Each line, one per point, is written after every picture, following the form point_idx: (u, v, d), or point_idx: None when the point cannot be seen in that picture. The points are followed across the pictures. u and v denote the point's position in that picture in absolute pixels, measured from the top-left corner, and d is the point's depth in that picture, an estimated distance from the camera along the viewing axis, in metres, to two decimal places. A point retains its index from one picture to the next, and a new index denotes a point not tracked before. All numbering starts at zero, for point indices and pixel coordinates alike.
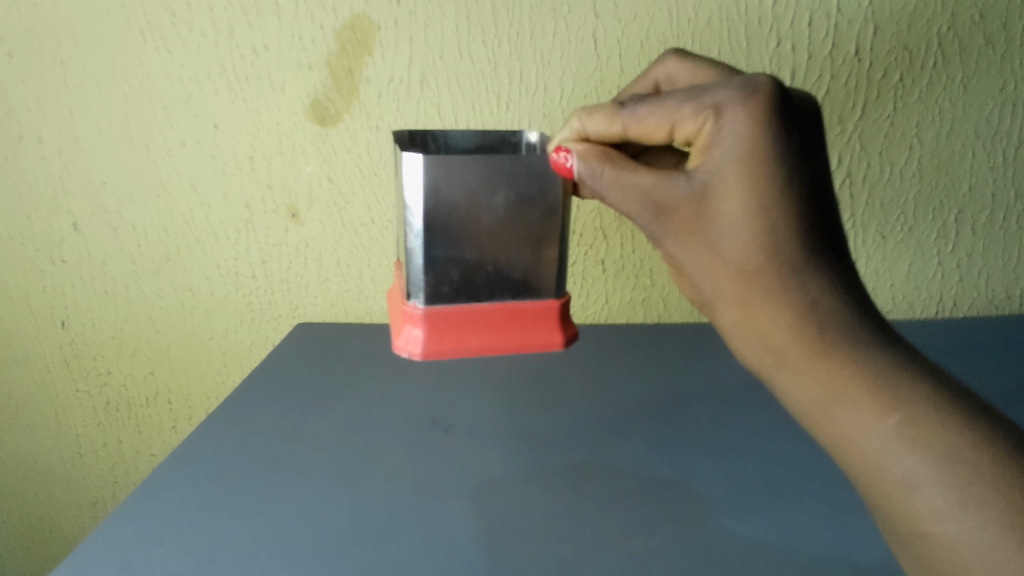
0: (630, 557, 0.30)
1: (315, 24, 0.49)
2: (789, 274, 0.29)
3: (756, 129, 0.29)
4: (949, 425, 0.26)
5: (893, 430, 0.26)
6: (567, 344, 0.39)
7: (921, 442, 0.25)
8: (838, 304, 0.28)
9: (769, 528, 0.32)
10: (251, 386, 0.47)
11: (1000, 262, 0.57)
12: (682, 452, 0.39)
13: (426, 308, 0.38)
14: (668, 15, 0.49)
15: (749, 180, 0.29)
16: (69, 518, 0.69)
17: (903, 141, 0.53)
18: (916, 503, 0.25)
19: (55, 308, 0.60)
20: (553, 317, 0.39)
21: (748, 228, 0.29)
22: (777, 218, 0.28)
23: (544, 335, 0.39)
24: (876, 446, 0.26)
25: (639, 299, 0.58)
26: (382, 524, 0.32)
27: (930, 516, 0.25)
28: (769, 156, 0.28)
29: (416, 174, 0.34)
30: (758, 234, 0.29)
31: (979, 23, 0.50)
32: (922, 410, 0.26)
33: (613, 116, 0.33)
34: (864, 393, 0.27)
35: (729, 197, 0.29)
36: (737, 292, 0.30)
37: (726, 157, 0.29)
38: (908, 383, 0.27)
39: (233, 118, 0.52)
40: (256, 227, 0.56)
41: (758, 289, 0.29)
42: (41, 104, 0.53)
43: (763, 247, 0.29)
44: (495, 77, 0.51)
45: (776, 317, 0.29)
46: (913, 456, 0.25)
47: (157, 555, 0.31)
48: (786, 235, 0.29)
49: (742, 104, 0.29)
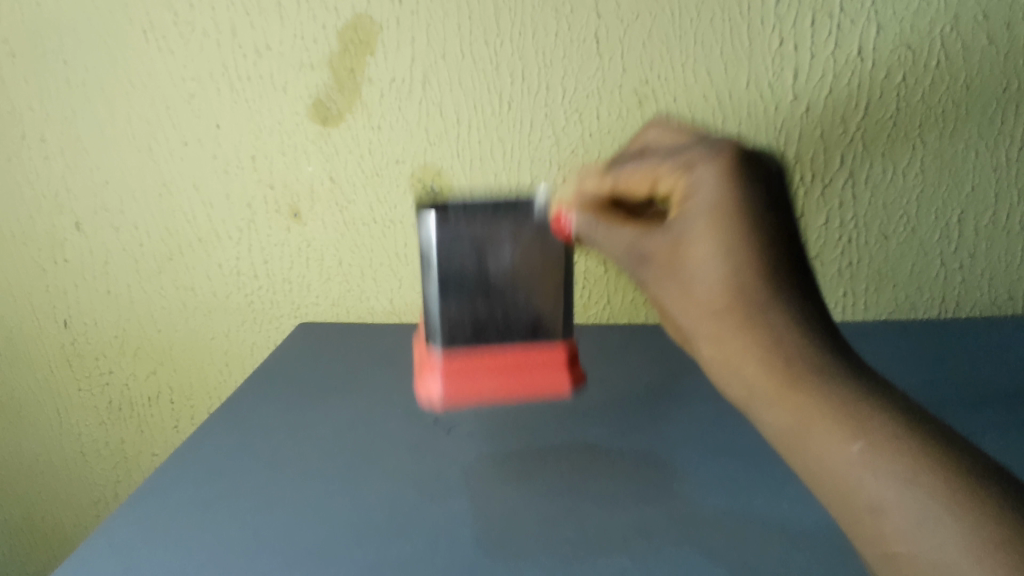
0: (632, 558, 0.30)
1: (317, 23, 0.49)
2: (754, 312, 0.29)
3: (724, 183, 0.30)
4: (910, 450, 0.25)
5: (855, 456, 0.26)
6: (573, 387, 0.40)
7: (883, 465, 0.25)
8: (804, 337, 0.28)
9: (773, 529, 0.32)
10: (254, 385, 0.47)
11: (1003, 263, 0.56)
12: (683, 453, 0.38)
13: (444, 353, 0.39)
14: (669, 14, 0.49)
15: (716, 222, 0.29)
16: (71, 518, 0.69)
17: (906, 142, 0.53)
18: (876, 520, 0.25)
19: (57, 308, 0.60)
20: (558, 359, 0.40)
21: (718, 267, 0.29)
22: (745, 259, 0.29)
23: (550, 380, 0.40)
24: (841, 470, 0.26)
25: (640, 299, 0.58)
26: (382, 528, 0.32)
27: (893, 535, 0.25)
28: (735, 206, 0.29)
29: (428, 229, 0.39)
30: (726, 275, 0.29)
31: (983, 23, 0.50)
32: (884, 434, 0.26)
33: (604, 178, 0.35)
34: (829, 419, 0.27)
35: (698, 237, 0.30)
36: (711, 329, 0.30)
37: (697, 205, 0.30)
38: (873, 413, 0.26)
39: (234, 118, 0.53)
40: (257, 227, 0.56)
41: (729, 332, 0.29)
42: (43, 104, 0.53)
43: (731, 288, 0.29)
44: (497, 77, 0.51)
45: (746, 355, 0.29)
46: (872, 478, 0.25)
47: (156, 557, 0.31)
48: (752, 275, 0.29)
49: (711, 162, 0.30)
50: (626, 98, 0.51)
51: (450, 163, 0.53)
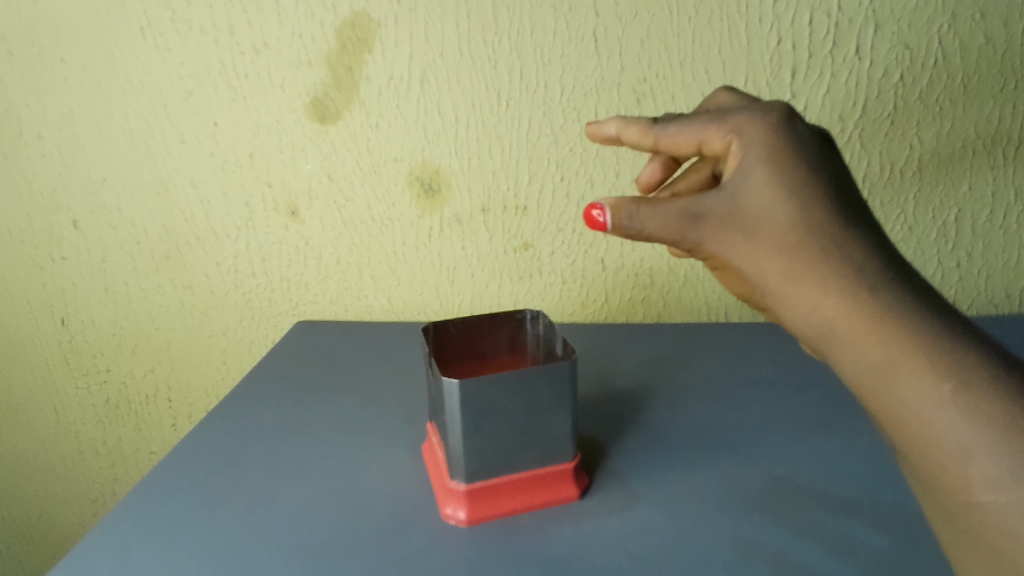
0: (630, 557, 0.30)
1: (315, 22, 0.49)
2: (829, 240, 0.23)
3: (779, 131, 0.25)
4: (1022, 401, 0.19)
5: (946, 396, 0.20)
6: (575, 487, 0.34)
7: (978, 408, 0.19)
8: (890, 264, 0.22)
9: (773, 526, 0.32)
10: (252, 384, 0.47)
11: (1000, 261, 0.56)
12: (682, 449, 0.38)
13: (466, 485, 0.33)
14: (668, 13, 0.49)
15: (772, 167, 0.24)
16: (69, 516, 0.69)
17: (904, 141, 0.53)
18: (962, 469, 0.20)
19: (55, 306, 0.60)
20: (558, 464, 0.34)
21: (787, 215, 0.23)
22: (810, 194, 0.24)
23: (550, 483, 0.34)
24: (925, 416, 0.20)
25: (638, 298, 0.57)
26: (381, 528, 0.32)
27: (984, 488, 0.19)
28: (792, 150, 0.24)
29: None
30: (796, 210, 0.23)
31: (979, 23, 0.50)
32: (983, 375, 0.20)
33: (646, 129, 0.28)
34: (916, 358, 0.21)
35: (755, 190, 0.24)
36: (781, 272, 0.23)
37: (750, 158, 0.25)
38: (972, 351, 0.20)
39: (232, 116, 0.52)
40: (256, 225, 0.56)
41: (802, 264, 0.23)
42: (40, 102, 0.53)
43: (801, 226, 0.23)
44: (495, 75, 0.51)
45: (826, 287, 0.22)
46: (966, 424, 0.19)
47: (156, 556, 0.31)
48: (819, 209, 0.23)
49: (762, 117, 0.25)
50: (624, 96, 0.51)
51: (447, 161, 0.53)
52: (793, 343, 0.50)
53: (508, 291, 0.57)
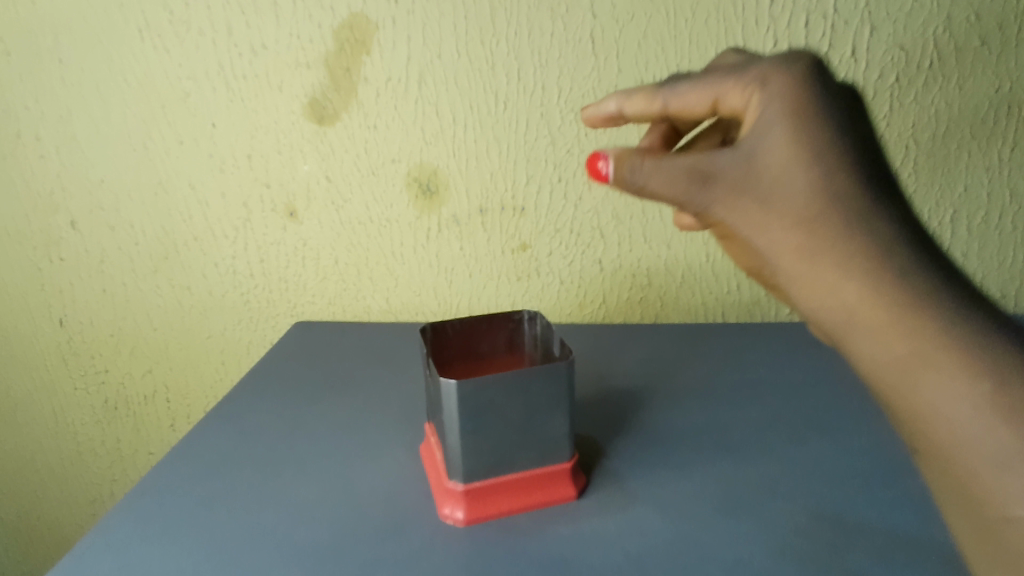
0: (627, 557, 0.30)
1: (313, 23, 0.50)
2: (854, 216, 0.22)
3: (803, 90, 0.23)
4: None
5: (970, 393, 0.20)
6: (571, 486, 0.34)
7: (1003, 408, 0.19)
8: (915, 247, 0.21)
9: (769, 526, 0.32)
10: (250, 384, 0.47)
11: (995, 262, 0.57)
12: (679, 449, 0.38)
13: (464, 485, 0.33)
14: (665, 15, 0.50)
15: (794, 136, 0.22)
16: (67, 516, 0.69)
17: (899, 142, 0.53)
18: (984, 470, 0.19)
19: (52, 307, 0.60)
20: (554, 463, 0.34)
21: (808, 188, 0.22)
22: (835, 164, 0.22)
23: (546, 482, 0.34)
24: (947, 412, 0.20)
25: (636, 298, 0.58)
26: (379, 528, 0.32)
27: (1006, 498, 0.19)
28: (816, 112, 0.23)
29: None
30: (819, 183, 0.22)
31: (974, 25, 0.50)
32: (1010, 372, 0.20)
33: (653, 94, 0.27)
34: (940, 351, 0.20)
35: (776, 160, 0.23)
36: (799, 247, 0.22)
37: (769, 123, 0.23)
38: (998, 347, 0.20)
39: (231, 117, 0.53)
40: (254, 226, 0.56)
41: (823, 242, 0.22)
42: (38, 103, 0.53)
43: (823, 199, 0.22)
44: (493, 76, 0.51)
45: (849, 268, 0.21)
46: (990, 424, 0.19)
47: (155, 556, 0.31)
48: (843, 182, 0.22)
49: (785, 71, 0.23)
50: None
51: (445, 162, 0.54)
52: (789, 344, 0.51)
53: (506, 291, 0.58)
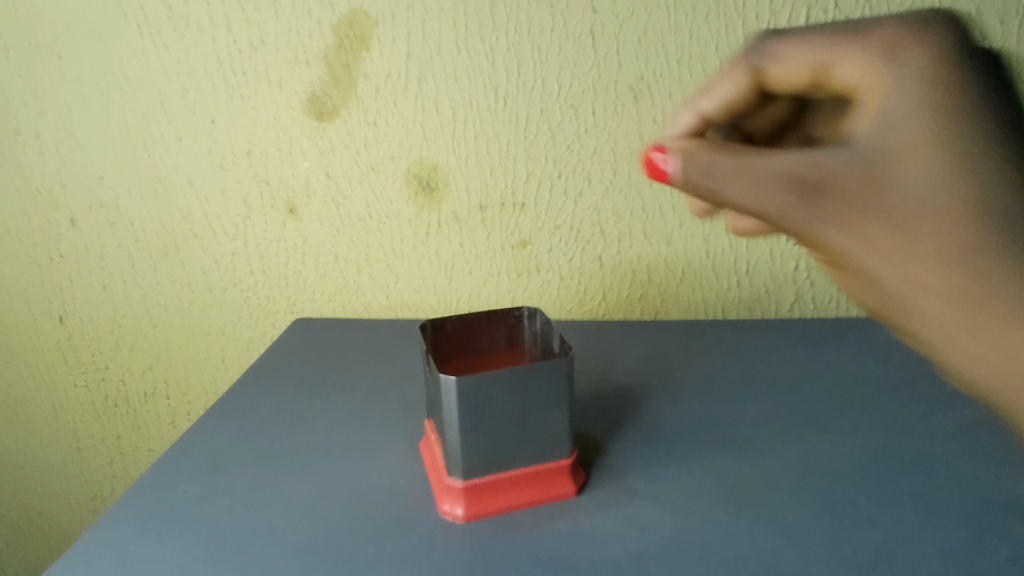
0: (626, 554, 0.30)
1: (312, 18, 0.49)
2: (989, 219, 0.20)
3: (933, 68, 0.21)
4: None
5: None
6: (570, 483, 0.34)
7: None
8: None
9: (768, 523, 0.32)
10: (250, 381, 0.47)
11: None
12: (679, 446, 0.38)
13: (464, 482, 0.33)
14: (665, 10, 0.49)
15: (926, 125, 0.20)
16: (68, 513, 0.69)
17: None
18: None
19: (53, 304, 0.60)
20: (553, 460, 0.34)
21: (938, 190, 0.20)
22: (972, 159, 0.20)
23: (545, 479, 0.34)
24: None
25: (636, 295, 0.57)
26: (378, 526, 0.32)
27: None
28: (950, 93, 0.20)
29: None
30: (951, 181, 0.20)
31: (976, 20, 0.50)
32: None
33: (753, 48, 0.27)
34: None
35: (903, 159, 0.21)
36: (924, 251, 0.21)
37: (897, 111, 0.21)
38: None
39: (230, 113, 0.52)
40: (253, 223, 0.56)
41: (954, 246, 0.20)
42: (38, 99, 0.53)
43: (956, 201, 0.20)
44: (493, 72, 0.51)
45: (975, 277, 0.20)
46: None
47: (155, 553, 0.31)
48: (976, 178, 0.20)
49: (908, 47, 0.21)
50: (621, 93, 0.51)
51: (445, 158, 0.53)
52: (790, 341, 0.51)
53: (506, 288, 0.58)
